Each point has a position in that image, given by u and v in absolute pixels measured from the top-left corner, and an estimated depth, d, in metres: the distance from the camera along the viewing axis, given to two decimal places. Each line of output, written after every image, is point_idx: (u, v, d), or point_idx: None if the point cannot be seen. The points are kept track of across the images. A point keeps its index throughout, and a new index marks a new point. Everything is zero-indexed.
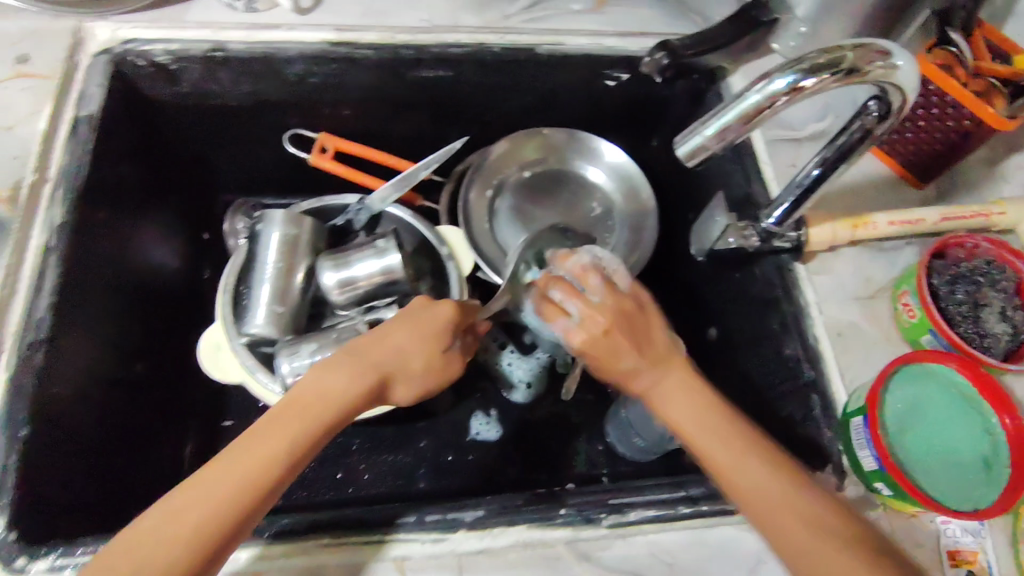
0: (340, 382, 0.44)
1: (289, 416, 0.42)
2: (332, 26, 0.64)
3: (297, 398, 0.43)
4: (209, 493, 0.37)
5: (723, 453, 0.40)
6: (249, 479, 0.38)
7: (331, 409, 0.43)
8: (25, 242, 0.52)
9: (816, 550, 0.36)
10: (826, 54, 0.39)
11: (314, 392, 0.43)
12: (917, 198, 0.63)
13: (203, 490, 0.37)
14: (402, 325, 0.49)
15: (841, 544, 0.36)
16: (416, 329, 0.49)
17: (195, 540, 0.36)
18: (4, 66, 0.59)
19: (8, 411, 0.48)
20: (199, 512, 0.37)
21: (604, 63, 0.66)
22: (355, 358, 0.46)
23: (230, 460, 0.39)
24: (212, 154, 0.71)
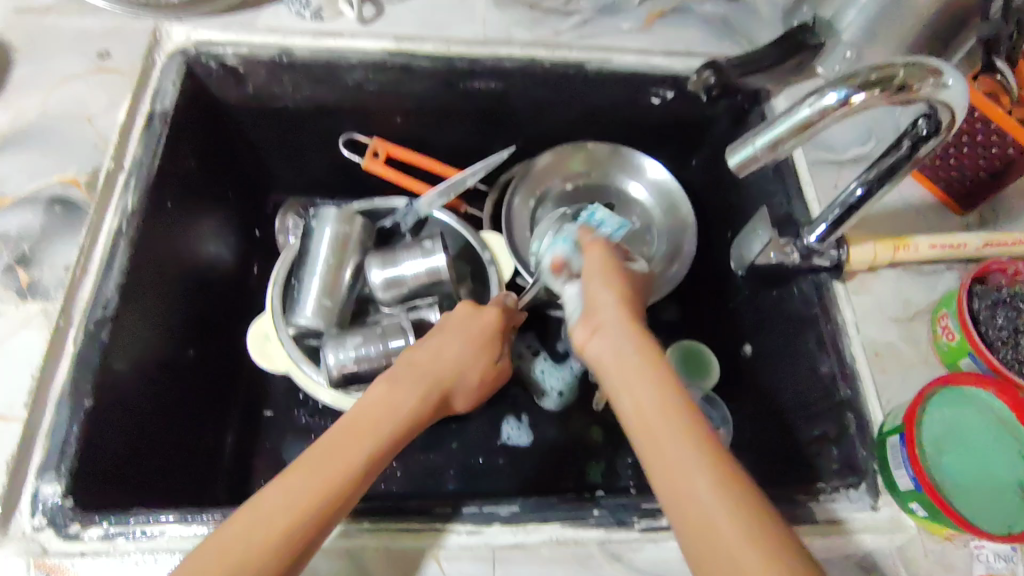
0: (411, 394, 0.49)
1: (369, 418, 0.46)
2: (392, 35, 0.67)
3: (372, 404, 0.47)
4: (310, 485, 0.41)
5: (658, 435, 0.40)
6: (344, 469, 0.42)
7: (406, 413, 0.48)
8: (99, 224, 0.55)
9: (723, 530, 0.35)
10: (878, 72, 0.41)
11: (386, 399, 0.48)
12: (959, 225, 0.63)
13: (304, 483, 0.41)
14: (456, 338, 0.54)
15: (754, 524, 0.35)
16: (468, 341, 0.55)
17: (298, 525, 0.39)
18: (86, 61, 0.63)
19: (72, 384, 0.49)
20: (303, 500, 0.40)
21: (650, 81, 0.68)
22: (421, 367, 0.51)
23: (327, 459, 0.42)
24: (269, 154, 0.75)
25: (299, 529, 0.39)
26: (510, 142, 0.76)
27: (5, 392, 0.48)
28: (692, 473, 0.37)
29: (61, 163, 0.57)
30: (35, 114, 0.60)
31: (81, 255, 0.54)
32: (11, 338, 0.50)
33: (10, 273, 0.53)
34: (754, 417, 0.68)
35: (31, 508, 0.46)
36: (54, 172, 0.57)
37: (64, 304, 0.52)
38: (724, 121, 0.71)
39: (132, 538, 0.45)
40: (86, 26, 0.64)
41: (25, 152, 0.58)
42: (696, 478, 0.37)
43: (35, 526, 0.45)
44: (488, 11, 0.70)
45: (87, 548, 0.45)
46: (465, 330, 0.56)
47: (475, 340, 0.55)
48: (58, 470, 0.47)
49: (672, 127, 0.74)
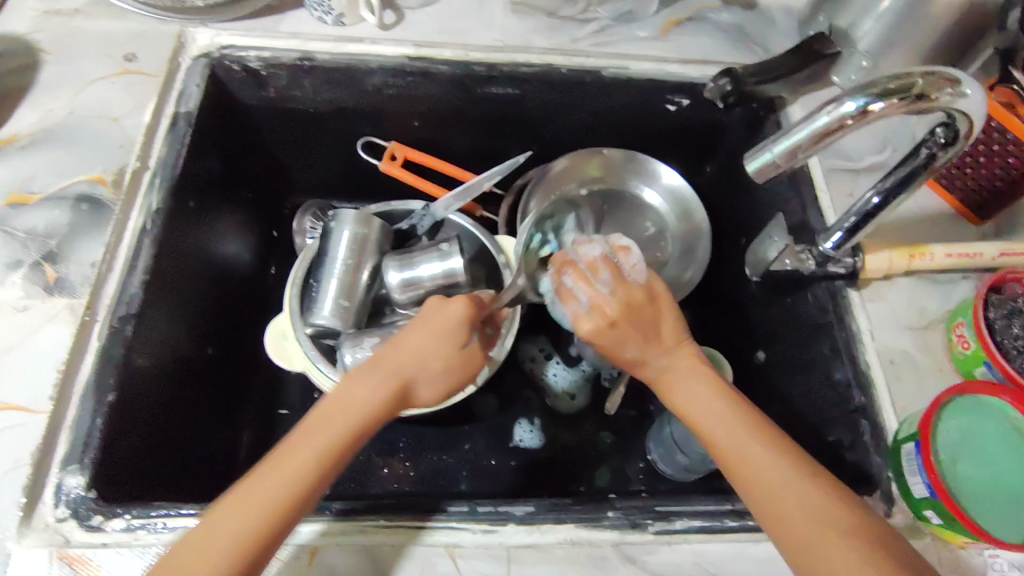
0: (367, 394, 0.46)
1: (321, 423, 0.44)
2: (412, 41, 0.68)
3: (324, 409, 0.44)
4: (248, 504, 0.39)
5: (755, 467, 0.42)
6: (297, 479, 0.41)
7: (359, 415, 0.45)
8: (125, 223, 0.56)
9: (809, 532, 0.40)
10: (896, 81, 0.41)
11: (338, 404, 0.45)
12: (974, 234, 0.63)
13: (244, 503, 0.39)
14: (415, 337, 0.49)
15: (828, 522, 0.39)
16: (428, 337, 0.50)
17: (237, 546, 0.38)
18: (113, 63, 0.64)
19: (96, 378, 0.50)
20: (242, 521, 0.39)
21: (666, 88, 0.69)
22: (374, 365, 0.47)
23: (271, 473, 0.40)
24: (287, 156, 0.76)
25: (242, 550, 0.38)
26: (525, 147, 0.77)
27: (31, 385, 0.49)
28: (780, 484, 0.41)
29: (88, 162, 0.59)
30: (62, 114, 0.61)
31: (107, 252, 0.55)
32: (37, 332, 0.51)
33: (37, 268, 0.53)
34: None
35: (54, 500, 0.46)
36: (81, 171, 0.58)
37: (89, 299, 0.53)
38: (739, 128, 0.72)
39: (153, 531, 0.46)
40: (113, 29, 0.66)
41: (52, 150, 0.59)
42: (790, 492, 0.41)
43: (58, 518, 0.46)
44: (506, 17, 0.71)
45: (109, 540, 0.46)
46: (426, 326, 0.50)
47: (439, 337, 0.50)
48: (82, 462, 0.47)
49: (686, 134, 0.74)
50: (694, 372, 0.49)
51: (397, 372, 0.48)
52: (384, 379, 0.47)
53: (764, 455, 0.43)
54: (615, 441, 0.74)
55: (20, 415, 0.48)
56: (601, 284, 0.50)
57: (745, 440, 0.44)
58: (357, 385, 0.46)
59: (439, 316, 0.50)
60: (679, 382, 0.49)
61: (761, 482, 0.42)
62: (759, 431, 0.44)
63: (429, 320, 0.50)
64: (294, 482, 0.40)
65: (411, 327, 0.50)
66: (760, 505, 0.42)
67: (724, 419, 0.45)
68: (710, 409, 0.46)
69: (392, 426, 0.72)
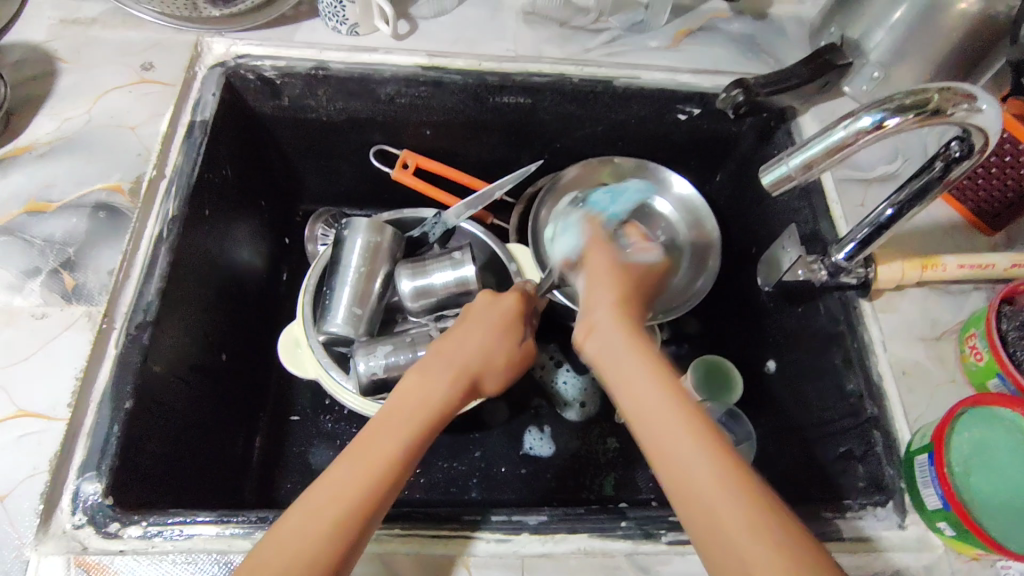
0: (443, 382, 0.48)
1: (405, 408, 0.46)
2: (425, 51, 0.68)
3: (398, 396, 0.47)
4: (346, 479, 0.40)
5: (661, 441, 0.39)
6: (388, 454, 0.42)
7: (437, 401, 0.47)
8: (142, 230, 0.57)
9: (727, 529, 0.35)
10: (912, 97, 0.41)
11: (415, 391, 0.47)
12: (987, 244, 0.63)
13: (338, 481, 0.40)
14: (477, 329, 0.53)
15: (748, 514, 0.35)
16: (489, 327, 0.54)
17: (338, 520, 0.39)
18: (130, 72, 0.65)
19: (114, 385, 0.50)
20: (343, 494, 0.39)
21: (677, 98, 0.69)
22: (444, 359, 0.50)
23: (365, 453, 0.42)
24: (300, 164, 0.76)
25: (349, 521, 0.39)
26: (536, 156, 0.77)
27: (49, 391, 0.50)
28: (697, 470, 0.37)
29: (105, 171, 0.59)
30: (80, 122, 0.62)
31: (124, 260, 0.55)
32: (55, 339, 0.52)
33: (55, 276, 0.54)
34: (779, 433, 0.68)
35: (71, 506, 0.47)
36: (99, 179, 0.59)
37: (107, 307, 0.53)
38: (750, 138, 0.72)
39: (169, 538, 0.46)
40: (131, 39, 0.67)
41: (71, 158, 0.60)
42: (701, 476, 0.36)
43: (74, 524, 0.46)
44: (519, 28, 0.72)
45: (126, 547, 0.46)
46: (487, 317, 0.55)
47: (494, 325, 0.54)
48: (99, 469, 0.48)
49: (698, 143, 0.75)
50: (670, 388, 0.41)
51: (465, 358, 0.51)
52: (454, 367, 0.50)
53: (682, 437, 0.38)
54: (625, 449, 0.74)
55: (38, 422, 0.49)
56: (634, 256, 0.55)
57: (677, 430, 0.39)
58: (428, 376, 0.49)
59: (495, 310, 0.55)
60: (626, 373, 0.44)
61: (676, 457, 0.38)
62: (685, 418, 0.39)
63: (492, 311, 0.55)
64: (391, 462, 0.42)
65: (467, 323, 0.54)
66: (689, 512, 0.36)
67: (655, 414, 0.40)
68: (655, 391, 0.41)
69: None
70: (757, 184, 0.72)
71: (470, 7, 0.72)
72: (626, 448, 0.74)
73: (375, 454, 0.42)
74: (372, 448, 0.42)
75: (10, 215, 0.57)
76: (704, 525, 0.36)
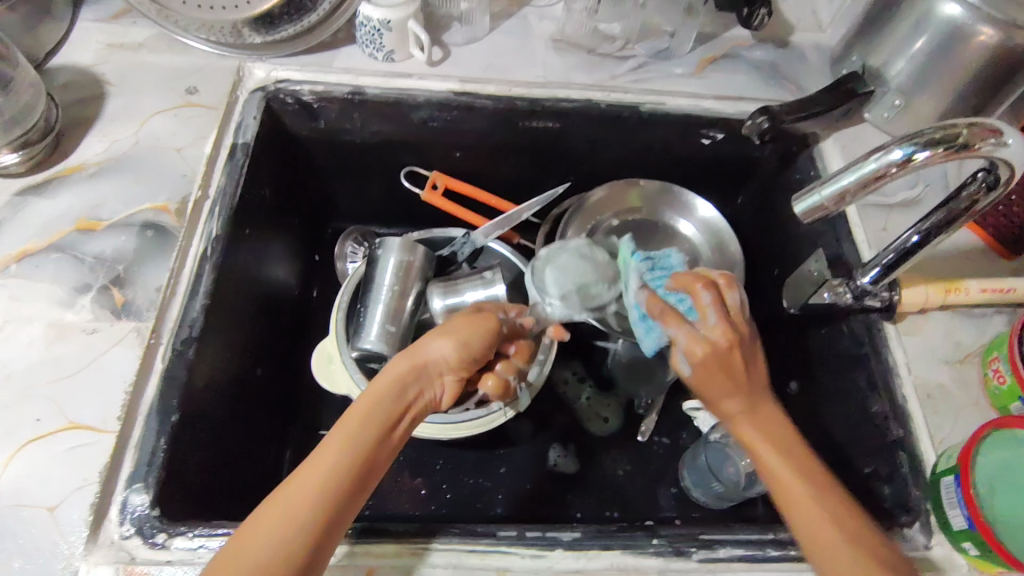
0: (392, 378, 0.48)
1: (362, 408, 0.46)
2: (457, 77, 0.70)
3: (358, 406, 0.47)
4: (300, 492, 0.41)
5: (776, 458, 0.45)
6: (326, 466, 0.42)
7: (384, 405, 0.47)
8: (187, 249, 0.59)
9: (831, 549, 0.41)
10: (942, 132, 0.43)
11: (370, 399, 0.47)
12: (1007, 269, 0.64)
13: (292, 499, 0.41)
14: (438, 335, 0.51)
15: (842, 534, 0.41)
16: (454, 329, 0.51)
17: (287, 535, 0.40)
18: (176, 95, 0.67)
19: (161, 400, 0.52)
20: (303, 502, 0.41)
21: (701, 122, 0.71)
22: (401, 358, 0.50)
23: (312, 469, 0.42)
24: (333, 183, 0.78)
25: (310, 525, 0.40)
26: (562, 178, 0.79)
27: (99, 405, 0.51)
28: (803, 500, 0.43)
29: (153, 191, 0.61)
30: (127, 144, 0.64)
31: (170, 278, 0.57)
32: (105, 354, 0.53)
33: (105, 292, 0.56)
34: None
35: (120, 517, 0.48)
36: (147, 199, 0.61)
37: (154, 323, 0.55)
38: (771, 162, 0.74)
39: (214, 549, 0.48)
40: (176, 63, 0.69)
41: (119, 178, 0.62)
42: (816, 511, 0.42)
43: (123, 535, 0.47)
44: (548, 54, 0.74)
45: (172, 557, 0.47)
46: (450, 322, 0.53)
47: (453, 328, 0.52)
48: (147, 481, 0.49)
49: (721, 166, 0.77)
50: (775, 430, 0.46)
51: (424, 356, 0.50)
52: (407, 363, 0.49)
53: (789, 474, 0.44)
54: (648, 468, 0.74)
55: (88, 434, 0.50)
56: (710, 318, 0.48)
57: (784, 475, 0.44)
58: (384, 377, 0.49)
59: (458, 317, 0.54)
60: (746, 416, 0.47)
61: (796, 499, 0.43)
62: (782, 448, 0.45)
63: (459, 321, 0.52)
64: (325, 474, 0.42)
65: (430, 332, 0.52)
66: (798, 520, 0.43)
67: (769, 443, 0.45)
68: (772, 441, 0.45)
69: (430, 449, 0.73)
70: (781, 207, 0.73)
71: (501, 34, 0.75)
72: (650, 465, 0.74)
73: (313, 469, 0.42)
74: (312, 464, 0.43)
75: (61, 232, 0.59)
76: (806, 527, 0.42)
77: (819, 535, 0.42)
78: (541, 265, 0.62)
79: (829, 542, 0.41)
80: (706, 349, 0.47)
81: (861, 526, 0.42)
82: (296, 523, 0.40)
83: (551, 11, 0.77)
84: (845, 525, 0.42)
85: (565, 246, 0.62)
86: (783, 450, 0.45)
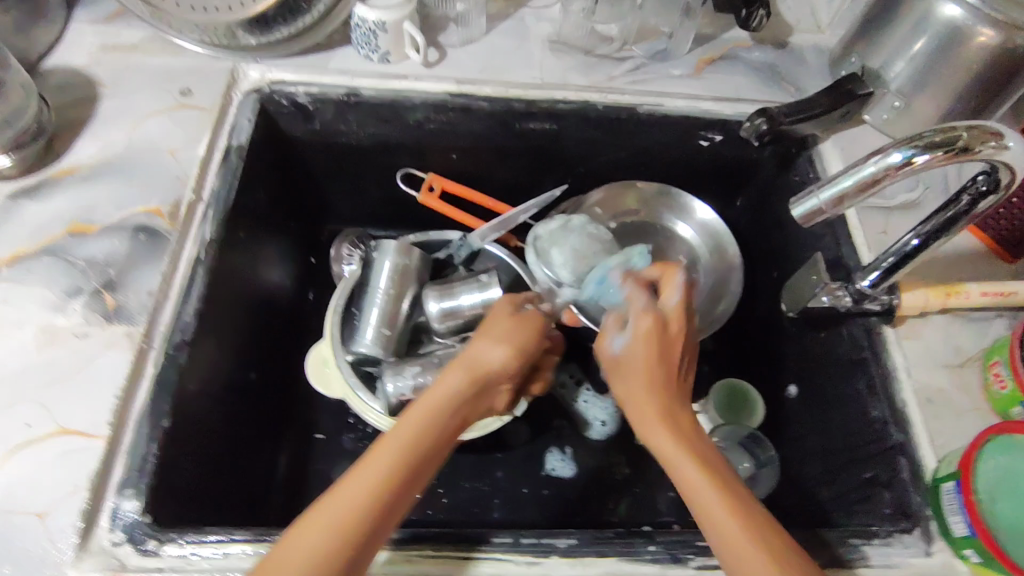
0: (457, 381, 0.48)
1: (422, 410, 0.46)
2: (453, 79, 0.70)
3: (422, 406, 0.47)
4: (354, 496, 0.41)
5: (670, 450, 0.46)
6: (390, 466, 0.42)
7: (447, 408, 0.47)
8: (180, 252, 0.58)
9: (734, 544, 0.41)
10: (941, 135, 0.43)
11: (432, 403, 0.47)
12: (1008, 272, 0.63)
13: (350, 498, 0.40)
14: (496, 341, 0.51)
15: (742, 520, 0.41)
16: (511, 336, 0.52)
17: (350, 530, 0.39)
18: (170, 97, 0.67)
19: (153, 405, 0.52)
20: (366, 501, 0.40)
21: (700, 124, 0.71)
22: (461, 361, 0.50)
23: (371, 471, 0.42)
24: (328, 186, 0.78)
25: (369, 523, 0.40)
26: (560, 181, 0.79)
27: (89, 410, 0.51)
28: (697, 491, 0.43)
29: (146, 194, 0.61)
30: (121, 146, 0.63)
31: (163, 281, 0.57)
32: (96, 359, 0.53)
33: (97, 296, 0.55)
34: (801, 456, 0.69)
35: (110, 524, 0.47)
36: (140, 202, 0.60)
37: (146, 327, 0.55)
38: (770, 164, 0.73)
39: (205, 557, 0.47)
40: (170, 65, 0.69)
41: (112, 181, 0.61)
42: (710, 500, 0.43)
43: (113, 542, 0.47)
44: (545, 55, 0.73)
45: (163, 564, 0.47)
46: (505, 325, 0.53)
47: (510, 333, 0.53)
48: (137, 488, 0.49)
49: (719, 168, 0.76)
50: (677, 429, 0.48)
51: (483, 359, 0.50)
52: (469, 366, 0.50)
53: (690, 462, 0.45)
54: (646, 472, 0.74)
55: (79, 440, 0.50)
56: (665, 301, 0.53)
57: (685, 463, 0.45)
58: (444, 380, 0.49)
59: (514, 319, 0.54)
60: (642, 412, 0.50)
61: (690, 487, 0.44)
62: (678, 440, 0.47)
63: (512, 327, 0.53)
64: (392, 475, 0.42)
65: (484, 335, 0.53)
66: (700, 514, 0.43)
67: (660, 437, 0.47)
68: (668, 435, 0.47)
69: None
70: (780, 209, 0.73)
71: (498, 35, 0.74)
72: (649, 469, 0.74)
73: (377, 468, 0.42)
74: (377, 462, 0.42)
75: (53, 235, 0.58)
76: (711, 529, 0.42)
77: (723, 522, 0.42)
78: (546, 244, 0.69)
79: (734, 534, 0.41)
80: (644, 326, 0.52)
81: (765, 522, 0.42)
82: (357, 520, 0.40)
83: (548, 11, 0.77)
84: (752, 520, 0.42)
85: (569, 227, 0.69)
86: (685, 441, 0.47)
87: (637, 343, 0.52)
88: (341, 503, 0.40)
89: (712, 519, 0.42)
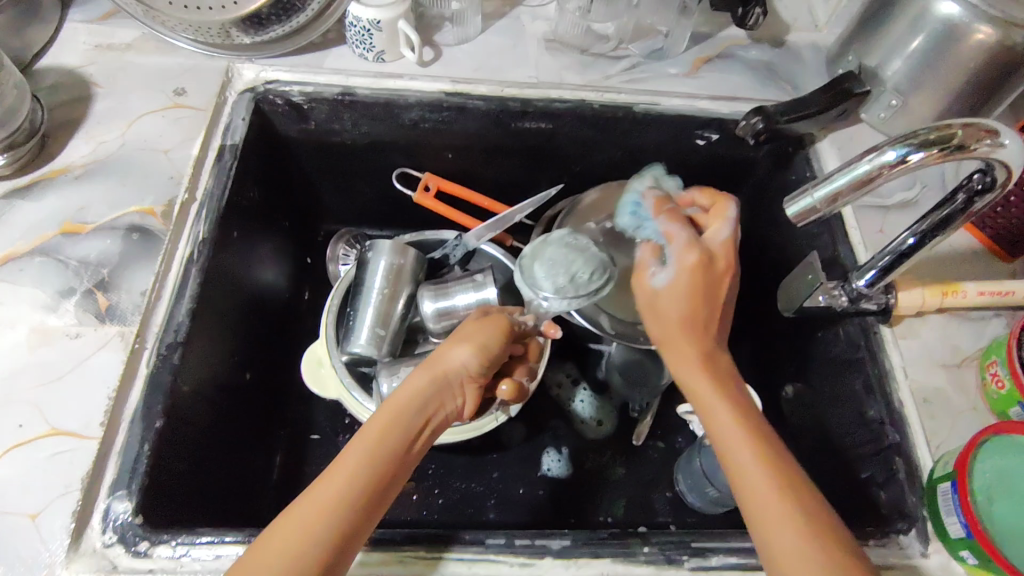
0: (416, 384, 0.48)
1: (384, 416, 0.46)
2: (448, 78, 0.70)
3: (383, 412, 0.47)
4: (311, 513, 0.40)
5: (715, 405, 0.46)
6: (347, 475, 0.42)
7: (409, 412, 0.47)
8: (173, 252, 0.58)
9: (772, 516, 0.40)
10: (936, 132, 0.42)
11: (387, 413, 0.46)
12: (1006, 271, 0.63)
13: (311, 509, 0.40)
14: (458, 340, 0.51)
15: (786, 493, 0.41)
16: (474, 334, 0.51)
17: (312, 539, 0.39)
18: (164, 97, 0.66)
19: (145, 406, 0.51)
20: (326, 510, 0.40)
21: (695, 123, 0.70)
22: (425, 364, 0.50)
23: (324, 491, 0.41)
24: (323, 186, 0.78)
25: (332, 529, 0.40)
26: (556, 181, 0.78)
27: (80, 410, 0.50)
28: (736, 453, 0.43)
29: (139, 194, 0.61)
30: (114, 146, 0.63)
31: (155, 281, 0.57)
32: (88, 359, 0.53)
33: (89, 296, 0.55)
34: (798, 456, 0.68)
35: (102, 525, 0.47)
36: (133, 202, 0.60)
37: (139, 327, 0.54)
38: (766, 163, 0.73)
39: (197, 558, 0.47)
40: (164, 64, 0.69)
41: (105, 181, 0.61)
42: (753, 467, 0.42)
43: (105, 543, 0.47)
44: (541, 55, 0.73)
45: (155, 566, 0.46)
46: (470, 326, 0.53)
47: (475, 330, 0.52)
48: (130, 489, 0.48)
49: (716, 168, 0.76)
50: (728, 392, 0.47)
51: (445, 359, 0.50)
52: (430, 368, 0.49)
53: (731, 433, 0.44)
54: (642, 472, 0.73)
55: (70, 441, 0.49)
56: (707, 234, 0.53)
57: (729, 429, 0.44)
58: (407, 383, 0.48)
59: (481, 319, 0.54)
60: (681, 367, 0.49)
61: (736, 457, 0.43)
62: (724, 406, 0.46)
63: (474, 325, 0.52)
64: (350, 483, 0.42)
65: (450, 338, 0.52)
66: (739, 479, 0.42)
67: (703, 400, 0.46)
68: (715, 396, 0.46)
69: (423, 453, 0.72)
70: (776, 208, 0.73)
71: (493, 34, 0.74)
72: (645, 469, 0.73)
73: (337, 477, 0.42)
74: (336, 472, 0.42)
75: (46, 236, 0.58)
76: (750, 495, 0.41)
77: (757, 488, 0.41)
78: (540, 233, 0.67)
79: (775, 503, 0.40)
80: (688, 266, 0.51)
81: (802, 491, 0.41)
82: (319, 528, 0.40)
83: (544, 10, 0.77)
84: (794, 495, 0.41)
85: (548, 239, 0.61)
86: (732, 408, 0.45)
87: (680, 286, 0.50)
88: (304, 514, 0.40)
89: (761, 487, 0.41)
